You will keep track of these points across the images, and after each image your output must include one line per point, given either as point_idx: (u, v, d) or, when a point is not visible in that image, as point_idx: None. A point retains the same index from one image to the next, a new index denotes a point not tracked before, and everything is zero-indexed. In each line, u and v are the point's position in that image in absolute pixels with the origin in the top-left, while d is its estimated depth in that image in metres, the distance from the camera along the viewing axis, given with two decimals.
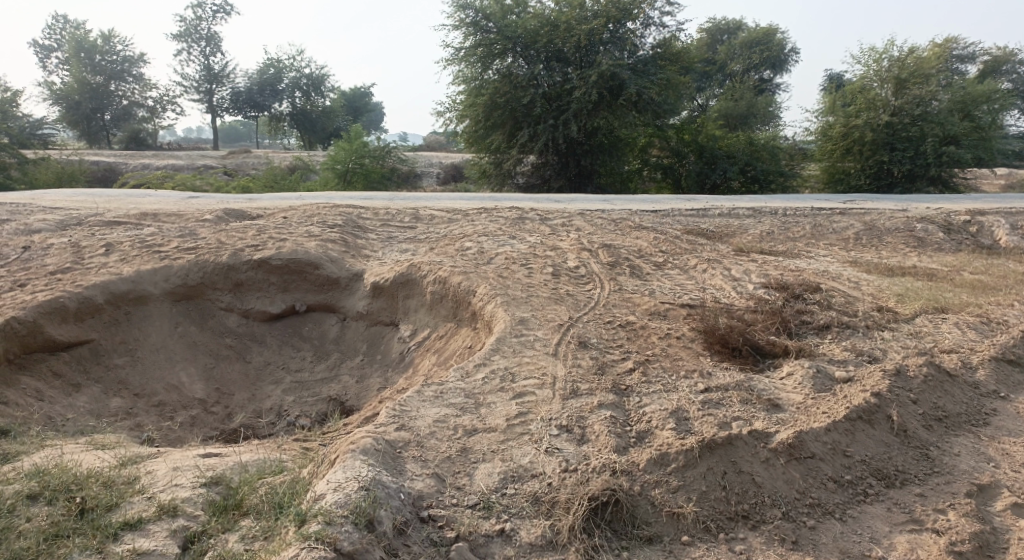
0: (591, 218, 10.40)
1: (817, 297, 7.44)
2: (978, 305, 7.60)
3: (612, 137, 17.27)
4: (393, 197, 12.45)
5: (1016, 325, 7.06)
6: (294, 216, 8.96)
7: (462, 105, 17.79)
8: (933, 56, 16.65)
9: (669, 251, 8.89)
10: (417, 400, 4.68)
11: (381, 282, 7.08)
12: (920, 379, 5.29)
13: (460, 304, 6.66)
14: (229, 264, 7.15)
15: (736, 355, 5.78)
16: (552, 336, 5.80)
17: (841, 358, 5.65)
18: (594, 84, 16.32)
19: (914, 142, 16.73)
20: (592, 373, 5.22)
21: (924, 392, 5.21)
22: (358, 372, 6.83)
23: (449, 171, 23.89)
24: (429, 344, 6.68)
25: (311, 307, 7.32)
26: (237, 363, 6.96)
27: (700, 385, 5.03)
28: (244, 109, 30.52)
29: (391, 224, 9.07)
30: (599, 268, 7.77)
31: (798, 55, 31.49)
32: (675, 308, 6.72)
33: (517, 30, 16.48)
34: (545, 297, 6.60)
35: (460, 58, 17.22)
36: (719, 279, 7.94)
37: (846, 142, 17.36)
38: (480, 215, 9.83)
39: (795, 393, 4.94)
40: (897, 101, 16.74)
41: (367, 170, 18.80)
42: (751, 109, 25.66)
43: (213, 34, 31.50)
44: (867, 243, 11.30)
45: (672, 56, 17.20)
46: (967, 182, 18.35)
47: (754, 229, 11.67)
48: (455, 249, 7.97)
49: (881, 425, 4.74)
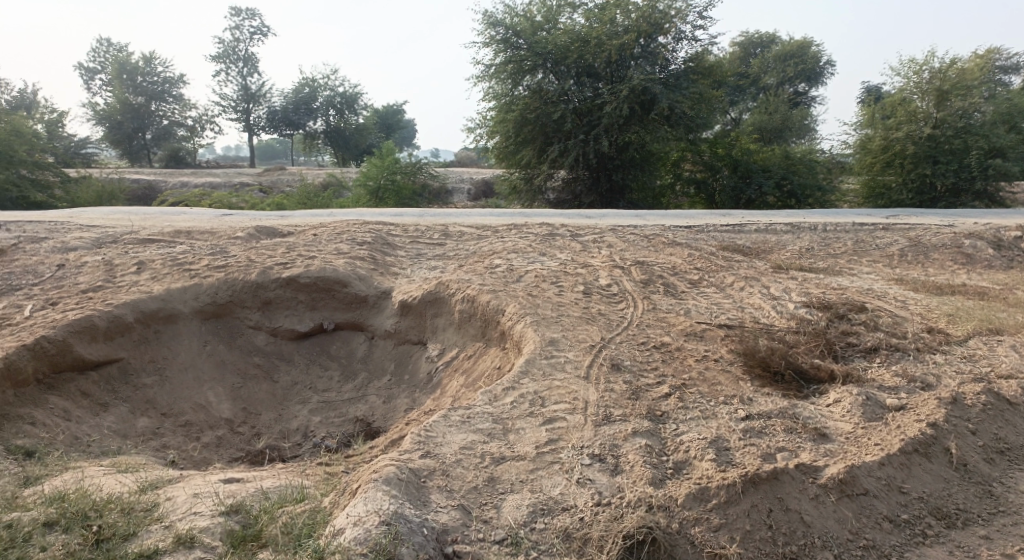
0: (623, 234, 10.19)
1: (863, 318, 7.14)
2: None
3: (643, 152, 17.09)
4: (423, 213, 12.39)
5: None
6: (324, 233, 8.90)
7: (492, 121, 17.75)
8: (976, 67, 16.14)
9: (704, 268, 8.64)
10: (443, 426, 4.51)
11: (409, 300, 6.96)
12: (979, 408, 4.95)
13: (489, 323, 6.49)
14: (258, 282, 7.09)
15: (778, 379, 5.51)
16: (584, 358, 5.59)
17: (890, 384, 5.36)
18: (626, 99, 16.12)
19: (958, 155, 16.22)
20: (626, 398, 4.99)
21: (984, 422, 4.88)
22: (386, 392, 6.69)
23: (480, 187, 23.86)
24: (457, 364, 6.52)
25: (339, 326, 7.21)
26: (265, 382, 6.87)
27: (741, 412, 4.78)
28: (280, 127, 30.99)
29: (421, 241, 8.97)
30: (632, 287, 7.55)
31: (833, 68, 31.00)
32: (712, 329, 6.47)
33: (548, 46, 16.40)
34: (577, 317, 6.41)
35: (491, 74, 17.18)
36: (757, 298, 7.67)
37: (887, 156, 16.87)
38: (510, 232, 9.68)
39: (844, 421, 4.72)
40: (939, 114, 16.28)
41: (398, 186, 18.82)
42: (787, 122, 25.21)
43: (250, 54, 32.10)
44: (912, 260, 10.89)
45: (705, 70, 16.90)
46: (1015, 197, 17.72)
47: (792, 245, 11.34)
48: (485, 266, 7.83)
49: (938, 458, 4.44)
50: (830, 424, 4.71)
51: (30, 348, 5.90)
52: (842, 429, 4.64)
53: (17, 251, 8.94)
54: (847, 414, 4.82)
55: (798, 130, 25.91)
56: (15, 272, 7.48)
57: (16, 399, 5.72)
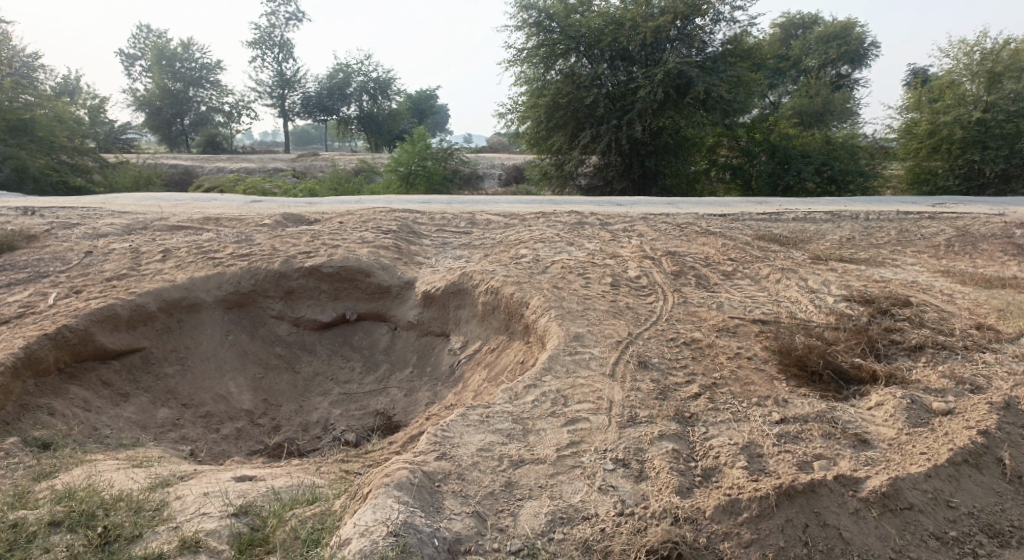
0: (655, 223, 9.89)
1: (907, 313, 6.80)
2: None
3: (677, 137, 16.72)
4: (451, 200, 12.21)
5: None
6: (350, 222, 8.78)
7: (524, 106, 17.49)
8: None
9: (739, 259, 8.32)
10: (460, 425, 4.34)
11: (432, 291, 6.79)
12: None
13: (512, 316, 6.30)
14: (281, 271, 7.00)
15: (816, 380, 5.23)
16: (609, 355, 5.37)
17: (936, 387, 5.04)
18: (660, 83, 15.70)
19: (1009, 140, 15.52)
20: (653, 398, 4.77)
21: None
22: (407, 385, 6.56)
23: (511, 173, 23.61)
24: (480, 357, 6.35)
25: (362, 316, 7.09)
26: (287, 373, 6.79)
27: (775, 416, 4.53)
28: (314, 113, 31.13)
29: (447, 229, 8.80)
30: (662, 279, 7.29)
31: (878, 49, 29.98)
32: (746, 325, 6.20)
33: (581, 29, 16.03)
34: (604, 311, 6.18)
35: (523, 58, 16.87)
36: (794, 291, 7.35)
37: (933, 141, 16.18)
38: (538, 220, 9.45)
39: (885, 427, 4.44)
40: (990, 98, 15.59)
41: (429, 172, 18.65)
42: (828, 106, 24.45)
43: (286, 40, 32.20)
44: (960, 250, 10.39)
45: (743, 52, 16.37)
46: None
47: (832, 235, 10.92)
48: (510, 256, 7.63)
49: (989, 470, 4.14)
50: (870, 430, 4.43)
51: (52, 337, 5.87)
52: (884, 435, 4.36)
53: (49, 238, 8.99)
54: (890, 419, 4.54)
55: (840, 114, 25.11)
56: (44, 259, 7.51)
57: (37, 388, 5.70)
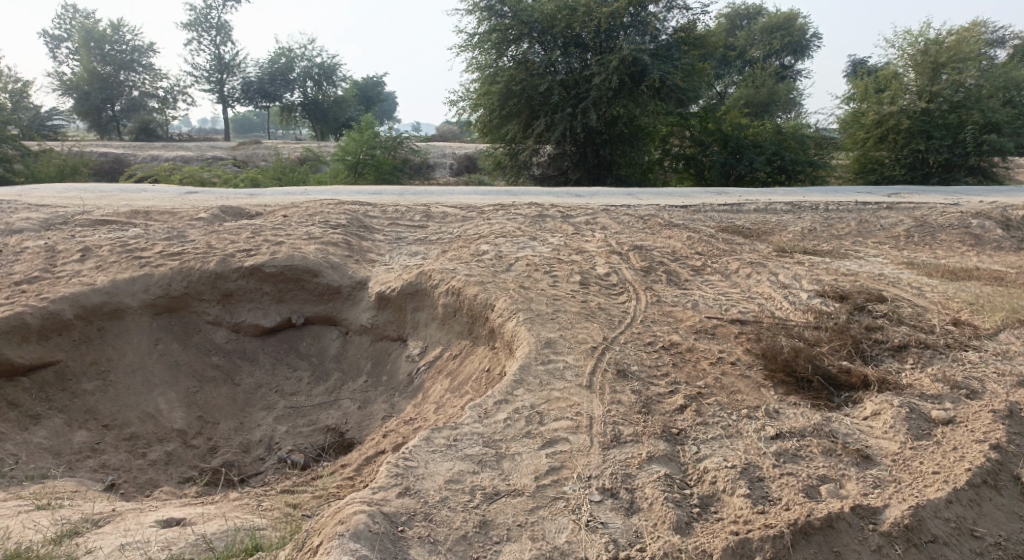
0: (618, 215, 9.48)
1: (884, 309, 6.53)
2: None
3: (632, 126, 16.24)
4: (403, 192, 11.60)
5: None
6: (295, 215, 8.11)
7: (475, 94, 16.87)
8: (972, 38, 15.43)
9: (706, 253, 7.96)
10: (425, 451, 3.82)
11: (386, 292, 6.21)
12: None
13: (475, 319, 5.79)
14: (218, 271, 6.28)
15: (804, 387, 4.88)
16: (585, 363, 4.90)
17: (931, 392, 4.75)
18: (615, 70, 15.30)
19: (952, 130, 15.61)
20: (636, 413, 4.33)
21: None
22: (361, 396, 5.97)
23: (463, 162, 23.03)
24: (441, 365, 5.82)
25: (309, 320, 6.47)
26: (224, 386, 6.11)
27: (769, 431, 4.14)
28: (256, 99, 29.86)
29: (400, 223, 8.21)
30: (632, 276, 6.86)
31: (821, 40, 30.34)
32: (724, 326, 5.82)
33: (533, 14, 15.52)
34: (574, 313, 5.71)
35: (474, 44, 16.28)
36: (766, 287, 7.02)
37: (880, 130, 16.20)
38: (496, 213, 8.93)
39: (888, 441, 4.11)
40: (932, 88, 15.53)
41: (378, 161, 17.90)
42: (773, 96, 24.52)
43: (223, 23, 30.74)
44: (919, 241, 10.29)
45: (695, 41, 16.08)
46: (1006, 177, 17.33)
47: (794, 226, 10.71)
48: (470, 252, 7.10)
49: (1007, 490, 3.85)
50: (872, 444, 4.10)
51: None
52: (888, 450, 4.03)
53: None
54: (890, 431, 4.21)
55: (785, 105, 25.24)
56: None
57: None
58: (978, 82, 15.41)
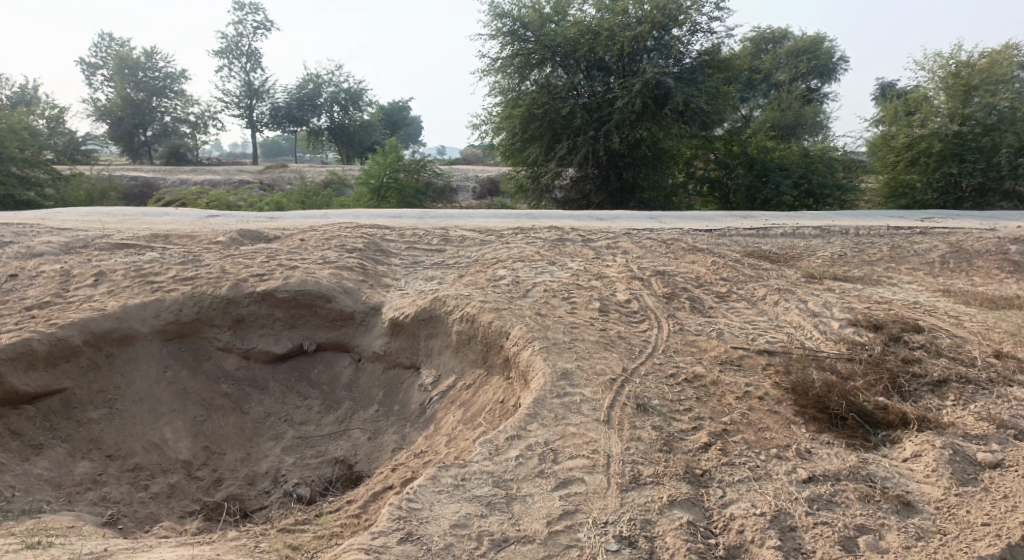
0: (640, 239, 9.24)
1: (921, 339, 6.22)
2: None
3: (656, 149, 16.05)
4: (424, 215, 11.48)
5: None
6: (311, 239, 8.00)
7: (498, 117, 16.80)
8: (1005, 59, 15.03)
9: (731, 279, 7.69)
10: (430, 492, 3.62)
11: (400, 318, 6.03)
12: None
13: (490, 347, 5.58)
14: (229, 296, 6.15)
15: (838, 424, 4.60)
16: (603, 397, 4.65)
17: (976, 433, 4.45)
18: (638, 93, 15.15)
19: (986, 153, 15.16)
20: (657, 451, 4.07)
21: None
22: (372, 426, 5.76)
23: (486, 185, 22.98)
24: (454, 395, 5.60)
25: (322, 346, 6.31)
26: (232, 415, 5.96)
27: (801, 473, 3.88)
28: (283, 124, 30.22)
29: (417, 247, 8.06)
30: (654, 302, 6.62)
31: (848, 62, 29.98)
32: (751, 357, 5.55)
33: (556, 38, 15.45)
34: (593, 342, 5.48)
35: (497, 68, 16.24)
36: (796, 315, 6.73)
37: (911, 153, 15.80)
38: (515, 237, 8.75)
39: (931, 486, 3.83)
40: (965, 110, 15.12)
41: (401, 184, 17.88)
42: (800, 119, 24.19)
43: (253, 49, 31.25)
44: (955, 267, 9.91)
45: (720, 64, 15.86)
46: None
47: (823, 251, 10.39)
48: (487, 277, 6.91)
49: None
50: (913, 489, 3.82)
51: None
52: (931, 496, 3.75)
53: None
54: (933, 475, 3.92)
55: (811, 127, 24.89)
56: None
57: None
58: (1013, 103, 14.91)
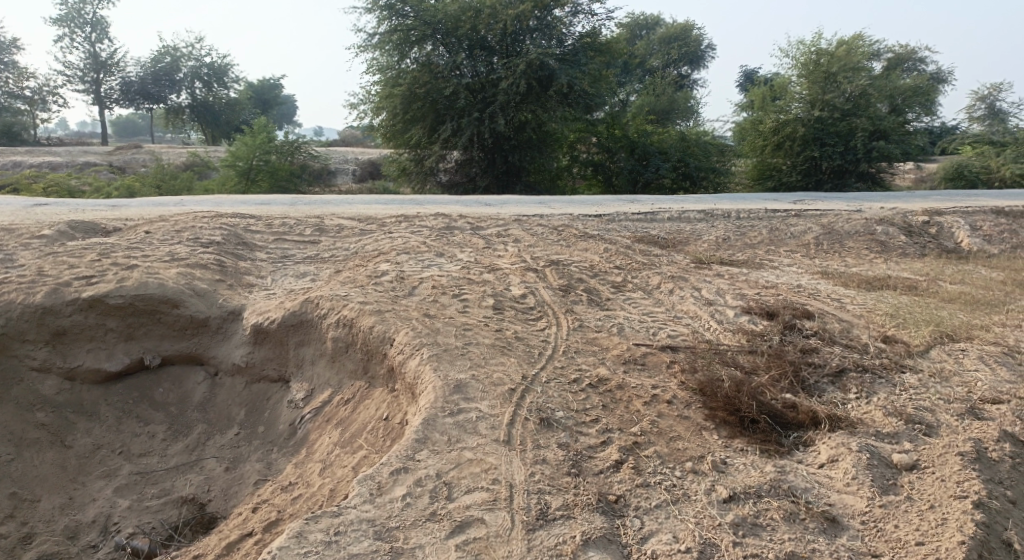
0: (530, 225, 8.77)
1: (814, 325, 6.08)
2: (982, 325, 6.39)
3: (541, 132, 15.67)
4: (295, 201, 10.51)
5: None
6: (160, 231, 6.93)
7: (377, 96, 15.78)
8: (857, 49, 15.73)
9: (625, 266, 7.35)
10: (295, 555, 3.03)
11: (265, 324, 5.22)
12: (1008, 465, 4.09)
13: (371, 356, 4.91)
14: (46, 306, 5.09)
15: (748, 428, 4.32)
16: (502, 412, 4.12)
17: (888, 430, 4.32)
18: (522, 74, 14.69)
19: (843, 137, 15.75)
20: (565, 476, 3.63)
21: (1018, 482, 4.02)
22: (230, 454, 4.95)
23: (366, 168, 21.89)
24: (330, 412, 4.88)
25: (168, 360, 5.41)
26: (52, 450, 4.99)
27: (722, 493, 3.64)
28: (137, 100, 27.60)
29: (287, 238, 7.20)
30: (551, 296, 6.16)
31: (714, 52, 31.07)
32: (655, 354, 5.19)
33: (437, 15, 14.69)
34: (488, 346, 4.92)
35: (374, 45, 15.28)
36: (691, 304, 6.45)
37: (777, 138, 16.30)
38: (398, 225, 8.04)
39: (856, 496, 3.71)
40: (824, 96, 15.63)
41: (273, 167, 16.47)
42: (673, 104, 24.69)
43: (99, 18, 28.22)
44: (830, 249, 10.13)
45: (601, 47, 15.68)
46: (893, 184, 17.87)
47: (709, 235, 10.33)
48: (367, 273, 6.20)
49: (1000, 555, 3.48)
50: (835, 501, 3.69)
51: None
52: (855, 509, 3.63)
53: None
54: (854, 483, 3.80)
55: (684, 112, 25.48)
56: None
57: None
58: (865, 90, 15.47)
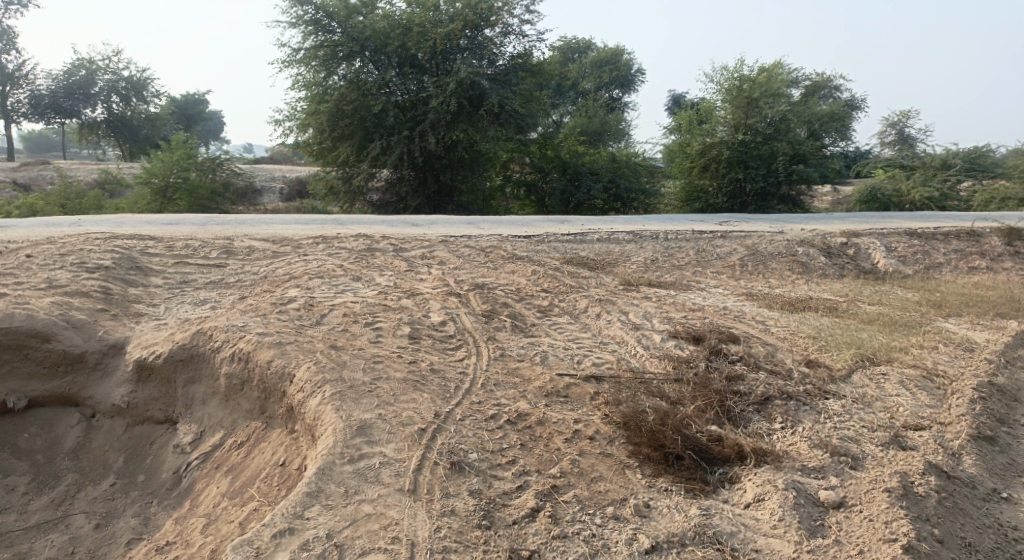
0: (456, 247, 8.42)
1: (739, 350, 5.92)
2: (901, 346, 6.40)
3: (473, 151, 15.41)
4: (207, 221, 9.90)
5: (955, 376, 5.86)
6: (43, 253, 6.29)
7: (303, 113, 15.15)
8: (778, 75, 16.01)
9: (551, 289, 7.10)
10: None
11: (149, 359, 4.70)
12: (933, 501, 4.02)
13: (269, 394, 4.46)
14: None
15: (673, 465, 4.09)
16: (410, 455, 3.77)
17: (813, 464, 4.19)
18: (453, 93, 14.41)
19: (766, 160, 16.08)
20: (474, 530, 3.34)
21: (942, 520, 3.94)
22: (102, 508, 4.43)
23: (294, 186, 21.12)
24: (220, 458, 4.40)
25: (37, 402, 4.87)
26: None
27: (643, 543, 3.42)
28: (47, 114, 26.00)
29: (189, 261, 6.66)
30: (472, 323, 5.82)
31: (644, 75, 31.61)
32: (578, 385, 4.90)
33: (365, 31, 14.31)
34: (400, 379, 4.54)
35: (299, 61, 14.72)
36: (617, 329, 6.23)
37: (704, 160, 16.50)
38: (315, 247, 7.59)
39: (783, 542, 3.55)
40: (748, 120, 15.90)
41: (192, 185, 15.56)
42: (605, 126, 24.85)
43: (6, 28, 26.53)
44: (754, 270, 10.18)
45: (533, 68, 15.51)
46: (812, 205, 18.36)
47: (638, 256, 10.20)
48: (273, 299, 5.73)
49: None
50: (761, 546, 3.52)
51: None
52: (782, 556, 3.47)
53: None
54: (780, 526, 3.64)
55: (616, 134, 25.70)
56: None
57: None
58: (786, 116, 15.77)
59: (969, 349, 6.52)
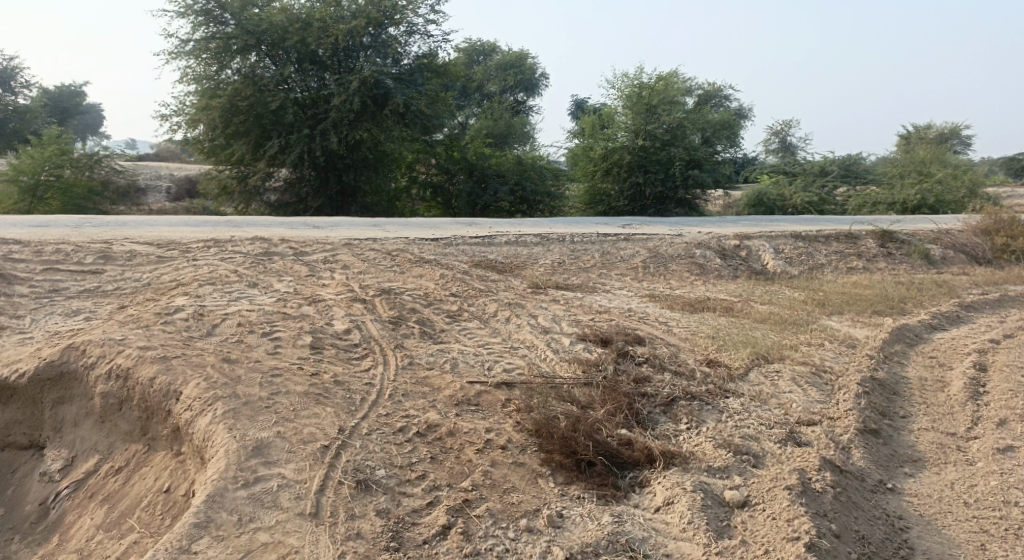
0: (360, 250, 8.13)
1: (644, 351, 5.97)
2: (793, 345, 6.66)
3: (376, 151, 15.03)
4: (85, 223, 9.15)
5: (842, 371, 6.14)
6: None
7: (193, 108, 14.30)
8: (674, 83, 16.58)
9: (459, 293, 6.95)
10: None
11: (11, 379, 4.26)
12: (831, 496, 4.14)
13: (152, 414, 4.09)
14: None
15: (585, 472, 4.02)
16: (312, 475, 3.53)
17: (719, 465, 4.24)
18: (355, 92, 14.02)
19: (664, 165, 16.55)
20: (382, 552, 3.15)
21: (840, 514, 4.06)
22: None
23: (183, 186, 19.97)
24: (95, 486, 4.01)
25: None
26: None
27: (557, 554, 3.32)
28: None
29: (61, 267, 6.09)
30: (379, 331, 5.58)
31: (547, 80, 31.98)
32: (489, 393, 4.78)
33: (261, 24, 13.70)
34: (301, 392, 4.27)
35: (189, 53, 13.92)
36: (525, 333, 6.16)
37: (606, 164, 16.80)
38: (207, 251, 7.12)
39: (693, 545, 3.54)
40: (647, 126, 16.28)
41: (67, 183, 14.38)
42: (510, 128, 24.90)
43: None
44: (656, 271, 10.40)
45: (437, 69, 15.29)
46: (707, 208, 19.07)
47: (544, 259, 10.22)
48: (159, 308, 5.29)
49: None
50: (672, 551, 3.50)
51: None
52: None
53: None
54: (689, 529, 3.63)
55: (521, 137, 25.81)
56: None
57: None
58: (681, 123, 16.22)
59: (853, 345, 6.87)
